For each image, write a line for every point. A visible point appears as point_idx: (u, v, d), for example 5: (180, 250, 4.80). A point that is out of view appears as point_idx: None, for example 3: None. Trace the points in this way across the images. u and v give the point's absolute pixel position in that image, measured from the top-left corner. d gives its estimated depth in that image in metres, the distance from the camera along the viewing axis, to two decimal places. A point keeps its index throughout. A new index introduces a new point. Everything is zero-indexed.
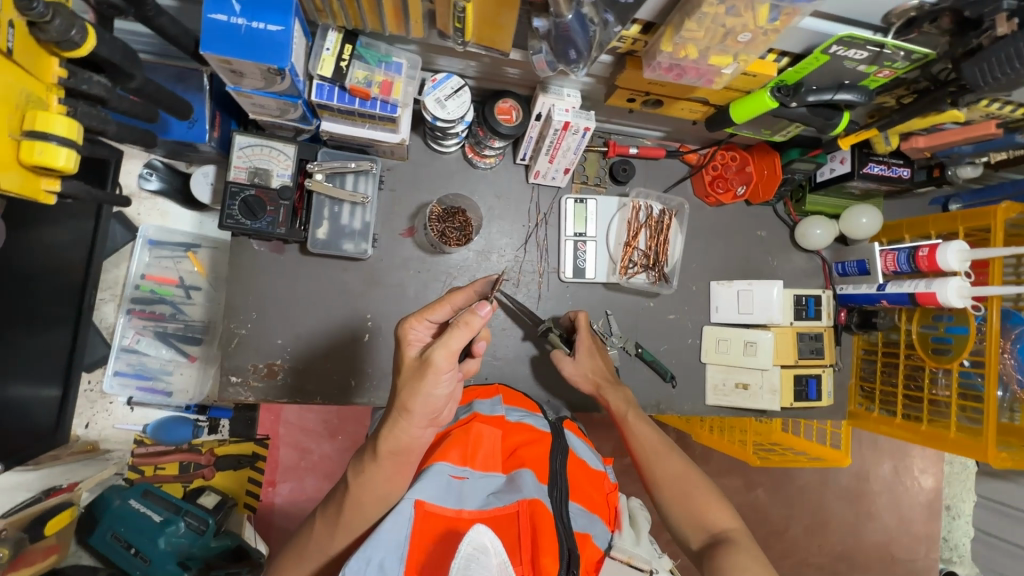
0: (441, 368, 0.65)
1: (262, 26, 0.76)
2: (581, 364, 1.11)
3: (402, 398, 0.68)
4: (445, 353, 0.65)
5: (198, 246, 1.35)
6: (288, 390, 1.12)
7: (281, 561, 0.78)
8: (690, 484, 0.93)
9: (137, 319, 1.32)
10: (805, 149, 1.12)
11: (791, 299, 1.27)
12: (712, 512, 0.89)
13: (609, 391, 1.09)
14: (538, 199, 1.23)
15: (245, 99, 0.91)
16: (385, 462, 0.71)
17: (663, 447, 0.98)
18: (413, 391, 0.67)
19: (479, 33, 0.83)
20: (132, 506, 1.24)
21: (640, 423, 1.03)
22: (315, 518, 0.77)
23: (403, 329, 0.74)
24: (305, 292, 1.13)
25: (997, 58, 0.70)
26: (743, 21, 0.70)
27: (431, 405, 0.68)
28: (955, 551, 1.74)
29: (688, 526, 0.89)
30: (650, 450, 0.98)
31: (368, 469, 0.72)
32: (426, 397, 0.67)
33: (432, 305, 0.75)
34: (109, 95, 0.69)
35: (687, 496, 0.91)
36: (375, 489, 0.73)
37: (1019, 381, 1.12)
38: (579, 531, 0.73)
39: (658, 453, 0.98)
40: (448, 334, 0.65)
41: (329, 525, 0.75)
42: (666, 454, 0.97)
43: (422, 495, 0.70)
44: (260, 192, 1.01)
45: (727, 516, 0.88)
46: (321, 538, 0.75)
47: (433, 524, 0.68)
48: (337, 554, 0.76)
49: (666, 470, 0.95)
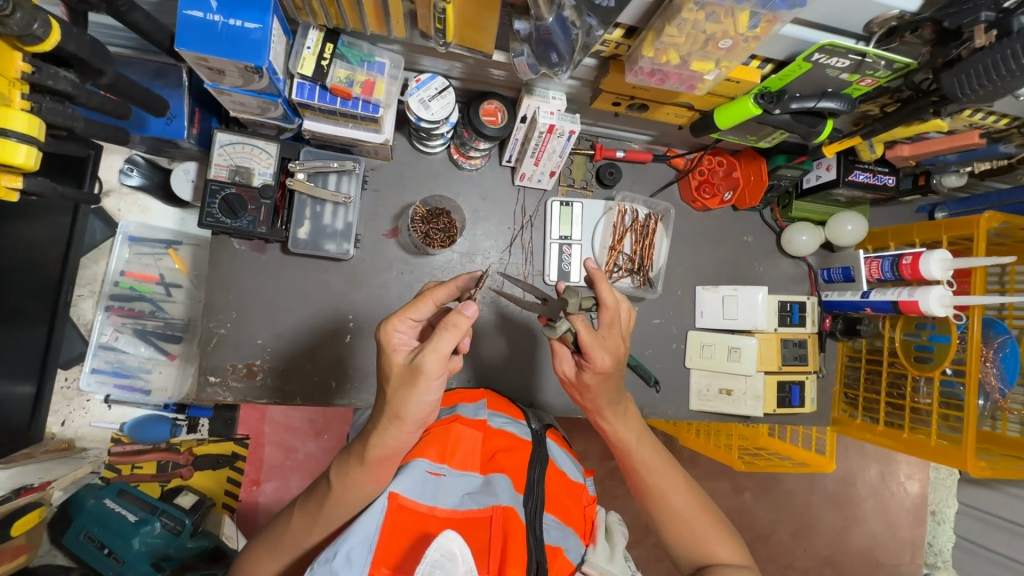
0: (432, 374, 0.64)
1: (239, 23, 0.75)
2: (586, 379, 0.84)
3: (392, 405, 0.66)
4: (437, 357, 0.64)
5: (180, 243, 1.33)
6: (267, 390, 1.11)
7: (254, 553, 0.76)
8: (698, 523, 0.82)
9: (116, 316, 1.31)
10: (792, 156, 1.10)
11: (776, 305, 1.26)
12: (722, 551, 0.80)
13: (609, 420, 0.87)
14: (524, 201, 1.22)
15: (225, 96, 0.90)
16: (371, 466, 0.68)
17: (668, 481, 0.85)
18: (404, 399, 0.65)
19: (461, 35, 0.83)
20: (105, 505, 1.22)
21: (643, 451, 0.86)
22: (294, 510, 0.75)
23: (385, 332, 0.69)
24: (287, 292, 1.12)
25: (976, 69, 0.69)
26: (723, 27, 0.70)
27: (422, 412, 0.67)
28: (940, 556, 1.73)
29: (695, 565, 0.81)
30: (652, 472, 0.85)
31: (353, 474, 0.69)
32: (419, 404, 0.66)
33: (414, 303, 0.70)
34: (77, 91, 0.68)
35: (694, 536, 0.82)
36: (355, 490, 0.70)
37: (1000, 391, 1.13)
38: (550, 544, 0.72)
39: (662, 489, 0.84)
40: (436, 337, 0.64)
41: (307, 519, 0.72)
42: (672, 490, 0.84)
43: (398, 488, 0.70)
44: (240, 190, 1.00)
45: (736, 550, 0.80)
46: (292, 532, 0.73)
47: (405, 518, 0.68)
48: (309, 548, 0.74)
49: (671, 506, 0.83)
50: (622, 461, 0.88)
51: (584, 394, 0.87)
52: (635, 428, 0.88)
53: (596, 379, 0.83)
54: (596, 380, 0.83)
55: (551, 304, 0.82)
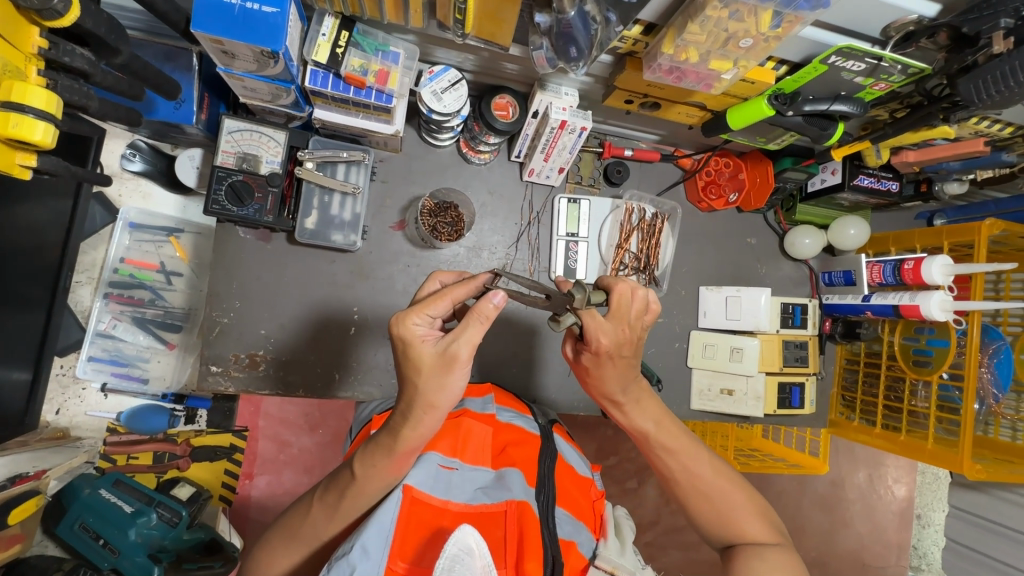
0: (466, 363, 0.65)
1: (256, 7, 0.74)
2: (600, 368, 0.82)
3: (423, 394, 0.65)
4: (469, 346, 0.65)
5: (181, 231, 1.31)
6: (270, 381, 1.10)
7: (271, 543, 0.75)
8: (728, 504, 0.83)
9: (115, 304, 1.29)
10: (799, 158, 1.11)
11: (778, 307, 1.27)
12: (752, 528, 0.82)
13: (626, 410, 0.87)
14: (531, 198, 1.22)
15: (236, 81, 0.88)
16: (394, 450, 0.67)
17: (693, 464, 0.84)
18: (437, 387, 0.65)
19: (479, 26, 0.82)
20: (101, 496, 1.19)
21: (663, 436, 0.86)
22: (312, 499, 0.74)
23: (403, 328, 0.66)
24: (291, 282, 1.11)
25: (991, 76, 0.71)
26: (745, 26, 0.70)
27: (445, 401, 0.67)
28: (925, 558, 1.77)
29: (725, 542, 0.83)
30: (677, 458, 0.85)
31: (373, 459, 0.68)
32: (451, 391, 0.66)
33: (432, 299, 0.68)
34: (92, 69, 0.67)
35: (722, 517, 0.83)
36: (367, 477, 0.68)
37: (994, 395, 1.15)
38: (564, 539, 0.73)
39: (687, 474, 0.84)
40: (463, 327, 0.65)
41: (325, 512, 0.71)
42: (698, 473, 0.84)
43: (411, 481, 0.70)
44: (248, 178, 0.98)
45: (765, 526, 0.82)
46: (304, 522, 0.73)
47: (419, 511, 0.68)
48: (329, 539, 0.73)
49: (699, 487, 0.84)
50: (644, 447, 0.88)
51: (593, 383, 0.87)
52: (651, 415, 0.86)
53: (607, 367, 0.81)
54: (604, 363, 0.81)
55: (555, 300, 0.76)
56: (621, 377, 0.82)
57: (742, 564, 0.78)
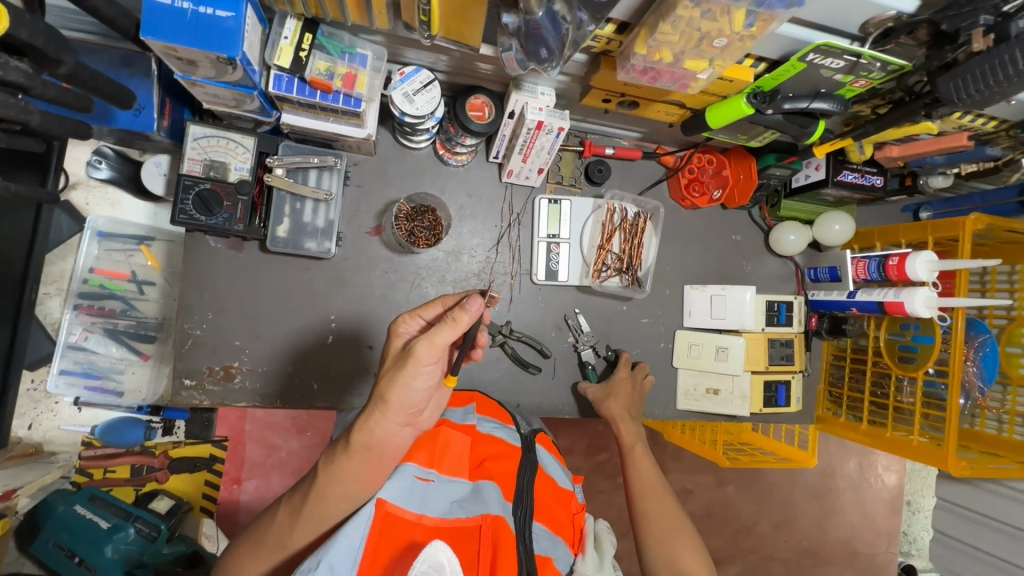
0: (423, 361, 0.63)
1: (209, 11, 0.71)
2: (610, 391, 1.14)
3: (381, 388, 0.65)
4: (429, 345, 0.63)
5: (152, 238, 1.27)
6: (246, 392, 1.08)
7: (237, 551, 0.72)
8: (673, 527, 0.90)
9: (85, 315, 1.25)
10: (782, 155, 1.08)
11: (763, 305, 1.26)
12: (688, 560, 0.86)
13: (626, 425, 1.10)
14: (511, 199, 1.19)
15: (197, 88, 0.85)
16: (356, 456, 0.66)
17: (658, 488, 0.97)
18: (391, 382, 0.64)
19: (447, 26, 0.79)
20: (76, 512, 1.17)
21: (643, 467, 1.01)
22: (279, 506, 0.71)
23: (395, 323, 0.73)
24: (266, 294, 1.09)
25: (972, 74, 0.68)
26: (718, 26, 0.68)
27: (408, 399, 0.65)
28: (914, 544, 1.79)
29: None
30: (646, 487, 0.97)
31: (338, 462, 0.66)
32: (405, 389, 0.64)
33: (427, 303, 0.74)
34: (30, 82, 0.63)
35: (667, 546, 0.88)
36: (341, 487, 0.66)
37: (980, 389, 1.15)
38: (540, 554, 0.71)
39: (651, 494, 0.96)
40: (435, 328, 0.63)
41: (292, 512, 0.69)
42: (660, 495, 0.95)
43: (385, 495, 0.68)
44: (216, 186, 0.95)
45: (700, 561, 0.86)
46: (280, 528, 0.69)
47: (392, 526, 0.66)
48: (296, 551, 0.71)
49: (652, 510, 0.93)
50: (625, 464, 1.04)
51: (602, 402, 1.14)
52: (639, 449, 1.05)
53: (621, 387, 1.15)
54: (619, 381, 1.16)
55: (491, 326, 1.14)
56: (629, 403, 1.14)
57: None
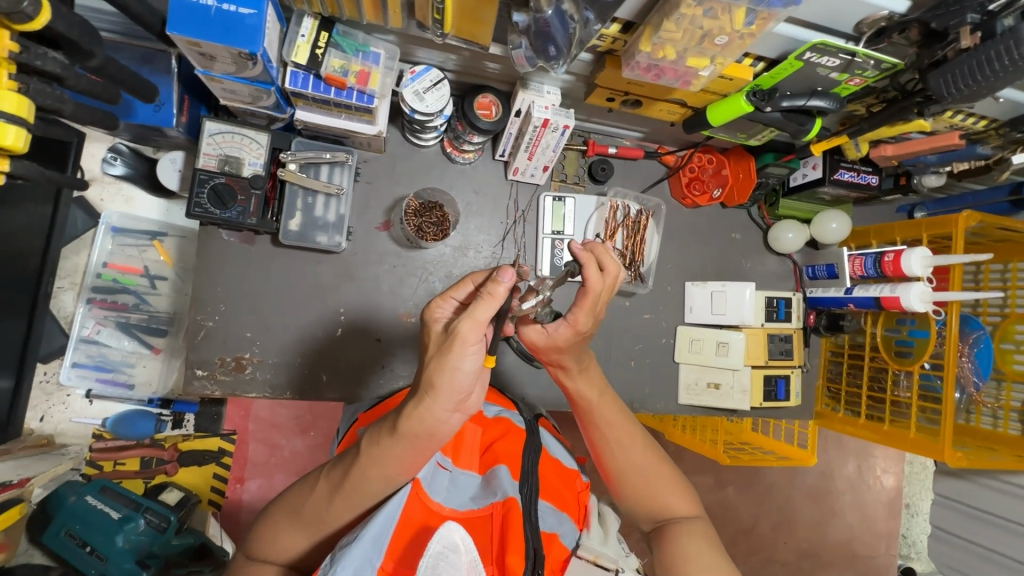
0: (470, 340, 0.60)
1: (233, 8, 0.74)
2: (555, 340, 0.74)
3: (429, 373, 0.62)
4: (472, 323, 0.60)
5: (165, 234, 1.30)
6: (256, 384, 1.10)
7: (274, 518, 0.72)
8: (651, 474, 0.79)
9: (98, 309, 1.27)
10: (780, 154, 1.12)
11: (763, 301, 1.28)
12: (676, 503, 0.78)
13: (575, 378, 0.81)
14: (517, 196, 1.22)
15: (216, 83, 0.88)
16: (404, 440, 0.64)
17: (626, 434, 0.80)
18: (438, 367, 0.61)
19: (459, 26, 0.82)
20: (87, 503, 1.18)
21: (606, 409, 0.81)
22: (318, 478, 0.71)
23: (428, 308, 0.67)
24: (277, 288, 1.11)
25: (961, 69, 0.72)
26: (720, 24, 0.71)
27: (457, 385, 0.62)
28: (913, 547, 1.79)
29: (654, 523, 0.79)
30: (614, 436, 0.80)
31: (384, 444, 0.65)
32: (454, 373, 0.61)
33: (457, 283, 0.68)
34: (64, 72, 0.66)
35: (648, 494, 0.79)
36: (385, 468, 0.66)
37: (975, 384, 1.16)
38: (545, 531, 0.73)
39: (621, 440, 0.80)
40: (473, 304, 0.60)
41: (331, 486, 0.68)
42: (627, 441, 0.80)
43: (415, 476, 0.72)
44: (230, 180, 0.98)
45: (685, 500, 0.79)
46: (318, 499, 0.69)
47: (416, 505, 0.69)
48: (323, 535, 0.72)
49: (627, 462, 0.79)
50: (586, 422, 0.82)
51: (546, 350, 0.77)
52: (596, 384, 0.81)
53: (565, 331, 0.73)
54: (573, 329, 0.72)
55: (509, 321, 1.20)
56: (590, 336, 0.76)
57: (669, 542, 0.75)
